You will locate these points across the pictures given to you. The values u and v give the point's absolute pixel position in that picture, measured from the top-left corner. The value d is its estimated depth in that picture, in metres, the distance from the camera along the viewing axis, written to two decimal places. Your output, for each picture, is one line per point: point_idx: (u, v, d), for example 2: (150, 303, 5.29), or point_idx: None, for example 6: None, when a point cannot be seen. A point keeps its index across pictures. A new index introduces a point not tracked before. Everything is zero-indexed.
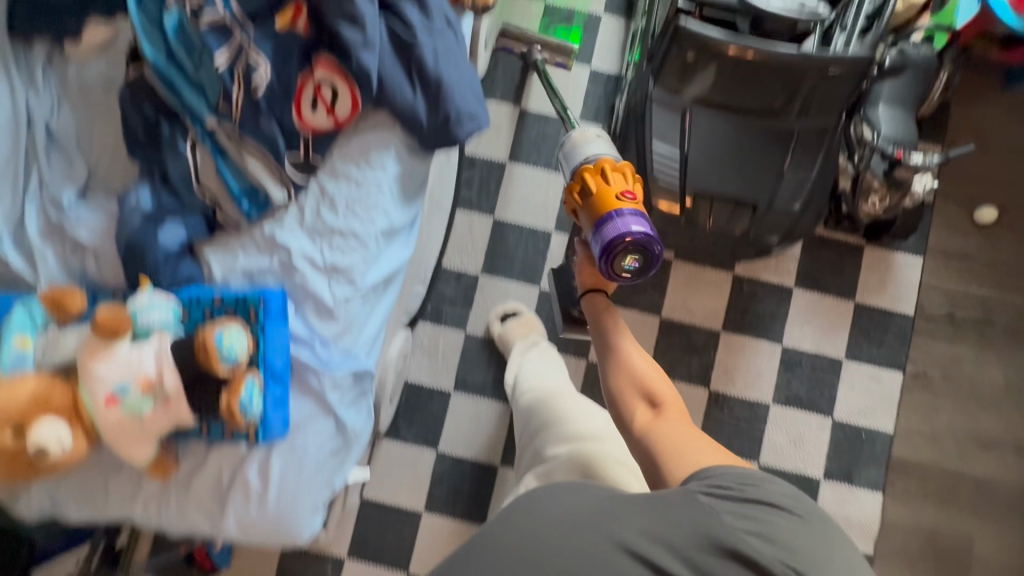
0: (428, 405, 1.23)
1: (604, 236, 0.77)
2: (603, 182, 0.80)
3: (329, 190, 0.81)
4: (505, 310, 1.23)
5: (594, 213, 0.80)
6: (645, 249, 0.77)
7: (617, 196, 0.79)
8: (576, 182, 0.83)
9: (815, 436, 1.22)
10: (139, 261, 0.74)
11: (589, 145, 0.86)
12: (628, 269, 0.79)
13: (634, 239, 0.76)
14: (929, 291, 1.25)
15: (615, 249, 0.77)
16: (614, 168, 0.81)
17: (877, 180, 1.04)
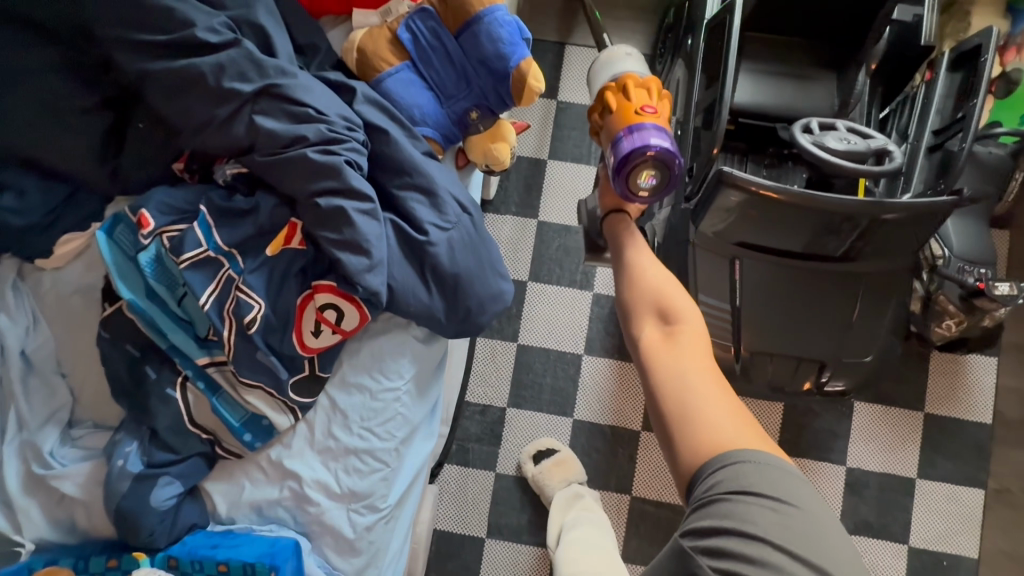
0: (460, 554, 1.13)
1: (617, 144, 0.65)
2: (625, 98, 0.69)
3: (341, 405, 0.71)
4: (538, 449, 1.12)
5: (612, 129, 0.68)
6: (665, 163, 0.64)
7: (636, 109, 0.67)
8: (597, 102, 0.72)
9: (891, 567, 1.10)
10: (130, 527, 0.64)
11: (618, 63, 0.78)
12: (645, 186, 0.66)
13: (655, 153, 0.64)
14: (1007, 395, 1.12)
15: (627, 161, 0.64)
16: (640, 84, 0.70)
17: (953, 304, 0.92)
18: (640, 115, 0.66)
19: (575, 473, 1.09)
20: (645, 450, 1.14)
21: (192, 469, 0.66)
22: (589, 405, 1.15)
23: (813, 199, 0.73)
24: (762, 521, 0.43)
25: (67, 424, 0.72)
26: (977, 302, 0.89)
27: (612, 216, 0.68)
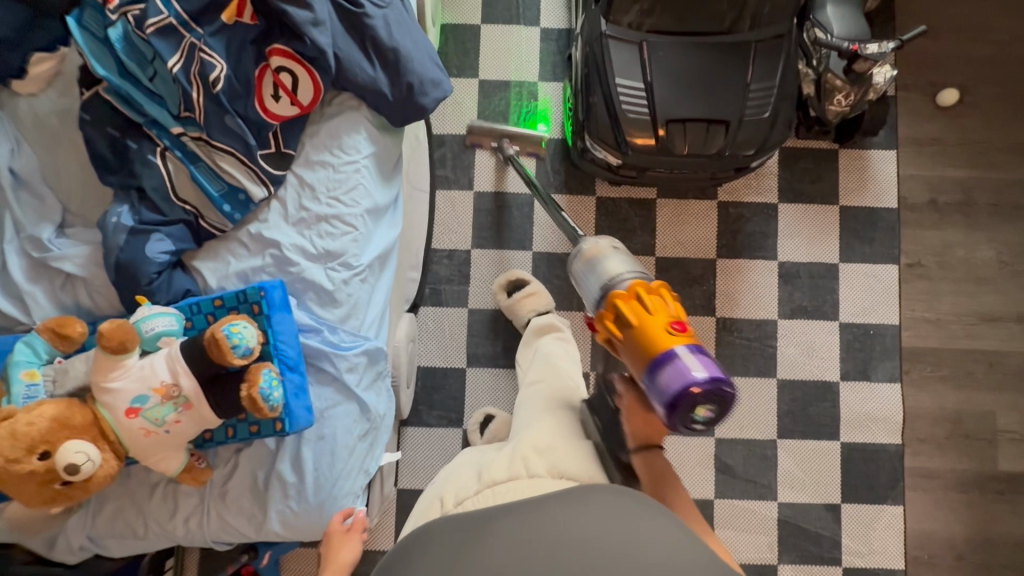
0: (445, 386, 1.23)
1: (662, 379, 0.63)
2: (644, 313, 0.68)
3: (308, 180, 0.81)
4: (509, 281, 1.20)
5: (639, 352, 0.66)
6: (716, 397, 0.62)
7: (665, 325, 0.66)
8: (607, 312, 0.71)
9: (827, 341, 1.24)
10: (132, 280, 0.73)
11: (607, 259, 0.77)
12: (699, 421, 0.63)
13: (705, 388, 0.61)
14: (909, 181, 1.27)
15: (681, 401, 0.61)
16: (656, 297, 0.69)
17: (839, 79, 1.06)
18: (674, 336, 0.66)
19: (543, 304, 1.17)
20: None
21: (179, 234, 0.75)
22: (545, 238, 1.26)
23: None
24: None
25: (59, 226, 0.80)
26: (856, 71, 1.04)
27: (640, 454, 0.68)
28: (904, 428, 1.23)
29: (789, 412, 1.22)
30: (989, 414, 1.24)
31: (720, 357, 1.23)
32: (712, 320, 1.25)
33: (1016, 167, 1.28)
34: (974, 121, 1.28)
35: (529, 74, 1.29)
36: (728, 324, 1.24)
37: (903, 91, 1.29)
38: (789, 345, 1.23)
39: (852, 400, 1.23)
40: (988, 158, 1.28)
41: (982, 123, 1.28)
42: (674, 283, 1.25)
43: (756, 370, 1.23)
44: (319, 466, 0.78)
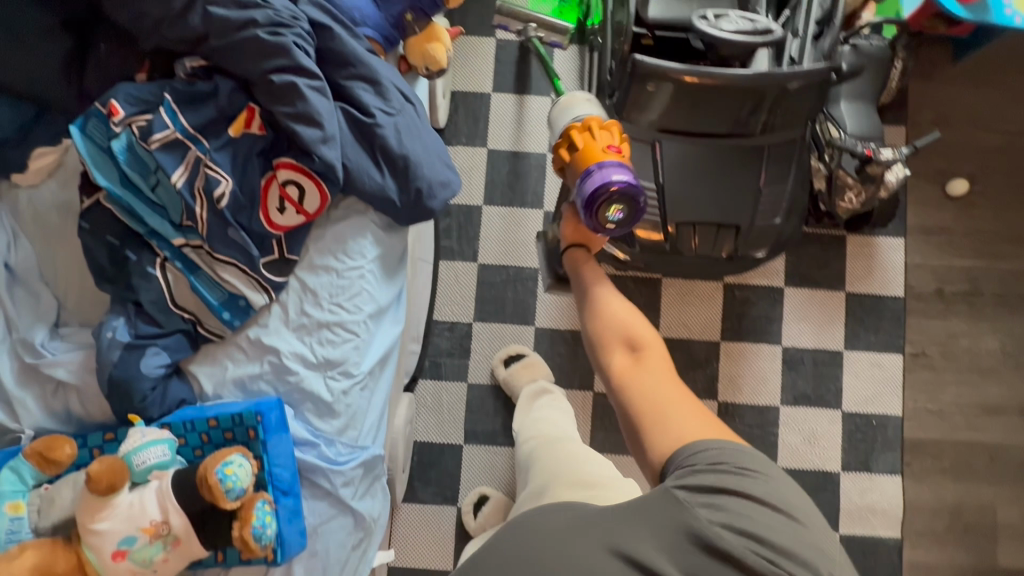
0: (441, 461, 1.21)
1: (591, 180, 0.71)
2: (589, 137, 0.75)
3: (311, 285, 0.79)
4: (509, 354, 1.21)
5: (578, 168, 0.74)
6: (631, 204, 0.71)
7: (602, 148, 0.73)
8: (562, 144, 0.77)
9: (829, 431, 1.22)
10: (125, 394, 0.71)
11: (578, 107, 0.82)
12: (610, 221, 0.72)
13: (619, 188, 0.70)
14: (915, 269, 1.26)
15: (597, 198, 0.70)
16: (601, 126, 0.75)
17: (851, 177, 1.05)
18: (603, 155, 0.73)
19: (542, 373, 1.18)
20: None
21: (177, 344, 0.73)
22: (548, 313, 1.24)
23: (721, 75, 0.84)
24: (758, 490, 0.50)
25: (54, 325, 0.78)
26: (869, 171, 1.03)
27: (573, 250, 0.73)
28: (904, 522, 1.21)
29: None
30: (990, 509, 1.23)
31: None
32: (714, 404, 1.23)
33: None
34: (983, 211, 1.27)
35: (539, 145, 1.28)
36: (729, 408, 1.22)
37: (913, 178, 1.28)
38: (790, 433, 1.22)
39: (852, 491, 1.21)
40: (995, 248, 1.27)
41: (991, 213, 1.28)
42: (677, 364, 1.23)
43: None
44: None
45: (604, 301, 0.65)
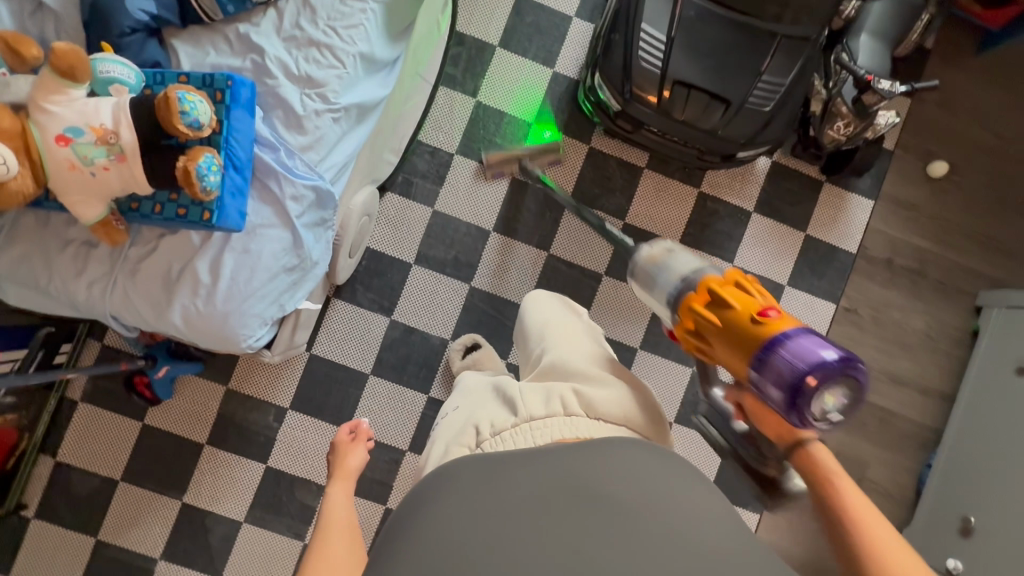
0: (387, 274, 1.24)
1: (777, 365, 0.60)
2: (734, 298, 0.67)
3: (312, 2, 0.80)
4: None
5: (745, 350, 0.64)
6: (845, 378, 0.59)
7: (746, 320, 0.64)
8: (685, 319, 0.72)
9: None
10: (106, 28, 0.72)
11: (667, 264, 0.78)
12: (827, 408, 0.60)
13: (822, 373, 0.58)
14: (875, 234, 1.32)
15: (802, 394, 0.59)
16: (745, 279, 0.68)
17: (846, 107, 1.09)
18: (762, 321, 0.63)
19: None
20: (568, 217, 1.27)
21: (167, 4, 0.75)
22: None
23: None
24: None
25: None
26: (865, 104, 1.06)
27: (806, 447, 0.64)
28: None
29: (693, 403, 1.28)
30: (865, 464, 1.33)
31: (649, 333, 1.28)
32: None
33: (975, 255, 1.33)
34: (953, 200, 1.33)
35: (569, 5, 1.28)
36: None
37: (901, 151, 1.32)
38: None
39: None
40: (953, 237, 1.33)
41: (960, 204, 1.33)
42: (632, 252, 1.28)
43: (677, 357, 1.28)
44: (236, 277, 0.79)
45: (842, 500, 0.59)
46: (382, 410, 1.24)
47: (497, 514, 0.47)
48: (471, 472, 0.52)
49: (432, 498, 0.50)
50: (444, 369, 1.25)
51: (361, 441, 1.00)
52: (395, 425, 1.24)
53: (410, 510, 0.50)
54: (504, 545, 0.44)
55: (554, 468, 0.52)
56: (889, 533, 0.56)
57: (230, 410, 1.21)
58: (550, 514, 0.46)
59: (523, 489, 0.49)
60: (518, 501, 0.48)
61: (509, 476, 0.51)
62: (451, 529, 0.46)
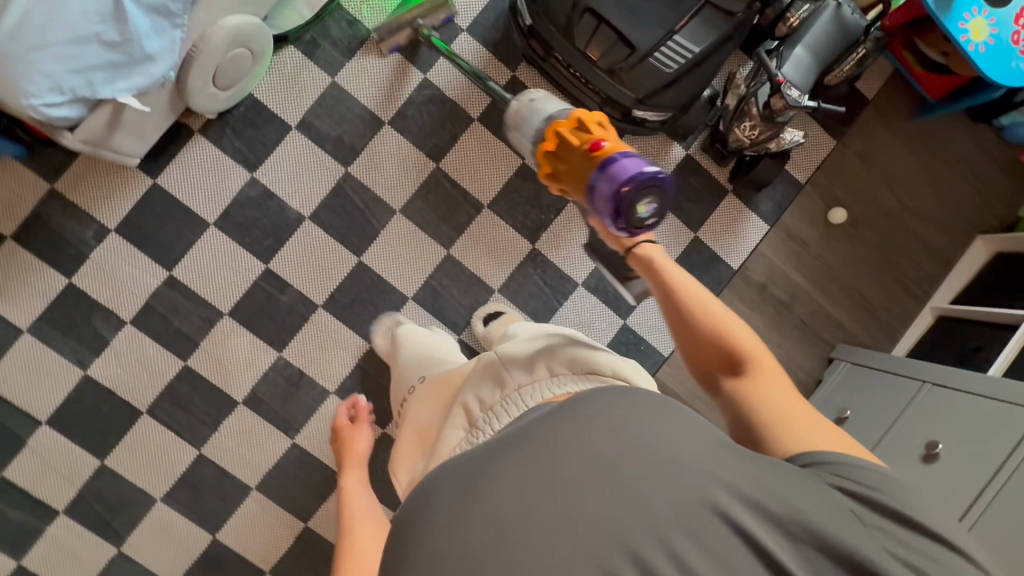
0: (263, 129, 1.16)
1: (601, 195, 0.69)
2: (579, 132, 0.75)
3: None
4: (488, 312, 1.21)
5: (580, 180, 0.74)
6: (652, 188, 0.69)
7: (583, 156, 0.73)
8: (544, 164, 0.80)
9: (602, 329, 1.28)
10: None
11: (545, 104, 0.89)
12: (643, 217, 0.69)
13: (637, 181, 0.68)
14: (759, 258, 1.33)
15: (621, 208, 0.67)
16: (588, 119, 0.75)
17: (756, 108, 1.07)
18: (594, 153, 0.71)
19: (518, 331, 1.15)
20: (468, 137, 1.22)
21: None
22: (444, 74, 1.21)
23: None
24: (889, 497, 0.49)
25: None
26: (772, 109, 1.04)
27: (636, 252, 0.68)
28: None
29: None
30: None
31: (510, 278, 1.25)
32: (528, 247, 1.25)
33: (841, 306, 1.36)
34: (840, 250, 1.35)
35: None
36: (537, 258, 1.25)
37: (810, 186, 1.33)
38: (570, 309, 1.26)
39: None
40: (828, 282, 1.36)
41: (844, 256, 1.36)
42: (521, 194, 1.24)
43: (530, 311, 1.25)
44: (34, 14, 0.74)
45: (697, 289, 0.63)
46: (213, 265, 1.16)
47: (511, 514, 0.47)
48: (455, 491, 0.51)
49: (422, 512, 0.52)
50: (292, 245, 1.18)
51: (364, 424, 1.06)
52: (221, 284, 1.17)
53: (415, 518, 0.52)
54: (507, 527, 0.47)
55: (526, 468, 0.49)
56: (731, 317, 0.61)
57: (48, 212, 1.12)
58: (537, 494, 0.48)
59: (518, 481, 0.49)
60: (511, 499, 0.48)
61: (494, 480, 0.50)
62: (455, 532, 0.48)
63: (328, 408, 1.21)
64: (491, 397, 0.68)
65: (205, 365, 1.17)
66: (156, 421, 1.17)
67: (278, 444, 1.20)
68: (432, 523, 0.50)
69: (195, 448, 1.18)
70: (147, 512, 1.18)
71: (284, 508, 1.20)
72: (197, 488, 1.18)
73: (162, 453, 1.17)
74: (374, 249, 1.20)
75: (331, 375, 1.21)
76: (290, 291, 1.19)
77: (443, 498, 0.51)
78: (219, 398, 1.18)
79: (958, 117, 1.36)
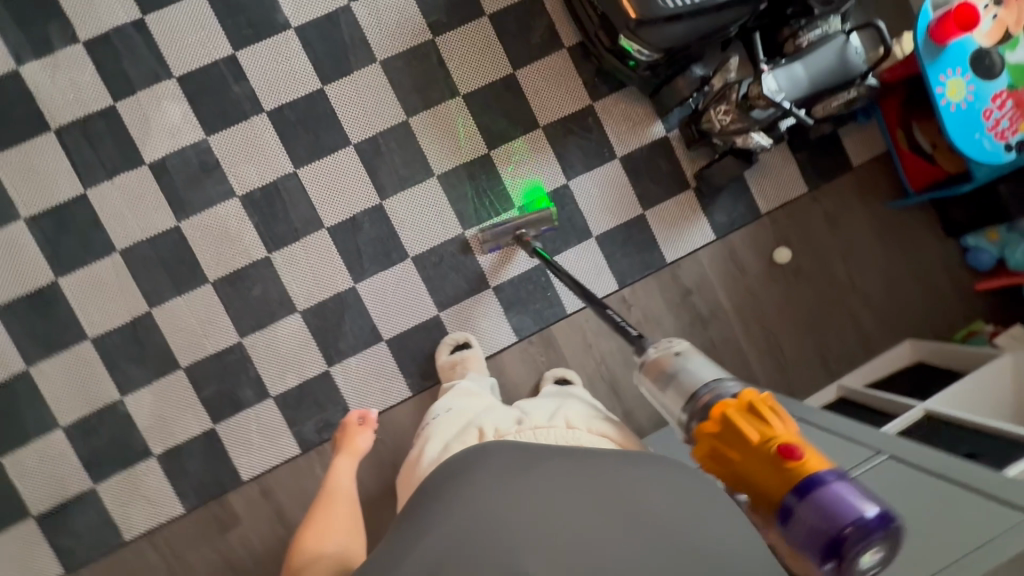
0: None
1: (805, 519, 0.56)
2: (752, 423, 0.63)
3: None
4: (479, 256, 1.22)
5: (764, 495, 0.61)
6: (883, 535, 0.55)
7: (766, 455, 0.61)
8: (703, 444, 0.66)
9: (517, 258, 1.25)
10: None
11: (690, 361, 0.72)
12: (865, 564, 0.55)
13: (855, 522, 0.54)
14: (694, 262, 1.30)
15: (839, 551, 0.55)
16: (757, 404, 0.64)
17: (734, 95, 1.08)
18: (787, 461, 0.59)
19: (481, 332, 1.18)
20: (473, 28, 1.24)
21: None
22: None
23: None
24: None
25: None
26: (749, 97, 1.05)
27: None
28: None
29: (439, 255, 1.23)
30: None
31: (454, 172, 1.24)
32: (483, 152, 1.25)
33: (753, 346, 1.32)
34: (774, 291, 1.33)
35: None
36: (486, 164, 1.24)
37: (768, 218, 1.32)
38: (495, 225, 1.24)
39: (479, 305, 1.24)
40: (750, 318, 1.32)
41: (775, 299, 1.33)
42: (498, 100, 1.25)
43: (458, 210, 1.24)
44: None
45: None
46: (184, 28, 1.16)
47: (550, 511, 0.55)
48: (504, 460, 0.60)
49: (469, 471, 0.60)
50: (267, 45, 1.18)
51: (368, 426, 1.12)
52: (184, 48, 1.16)
53: (452, 477, 0.60)
54: (546, 531, 0.54)
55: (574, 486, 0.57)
56: None
57: None
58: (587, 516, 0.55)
59: (556, 489, 0.57)
60: (547, 497, 0.56)
61: (539, 478, 0.58)
62: (488, 498, 0.56)
63: (225, 209, 1.18)
64: (507, 430, 0.83)
65: (130, 114, 1.15)
66: (59, 143, 1.14)
67: (162, 220, 1.16)
68: (470, 479, 0.59)
69: (82, 186, 1.15)
70: (4, 225, 1.13)
71: (139, 281, 1.16)
72: (65, 224, 1.15)
73: (49, 176, 1.14)
74: (341, 85, 1.21)
75: (243, 179, 1.18)
76: (244, 85, 1.18)
77: (479, 467, 0.60)
78: (128, 152, 1.16)
79: (932, 220, 1.36)
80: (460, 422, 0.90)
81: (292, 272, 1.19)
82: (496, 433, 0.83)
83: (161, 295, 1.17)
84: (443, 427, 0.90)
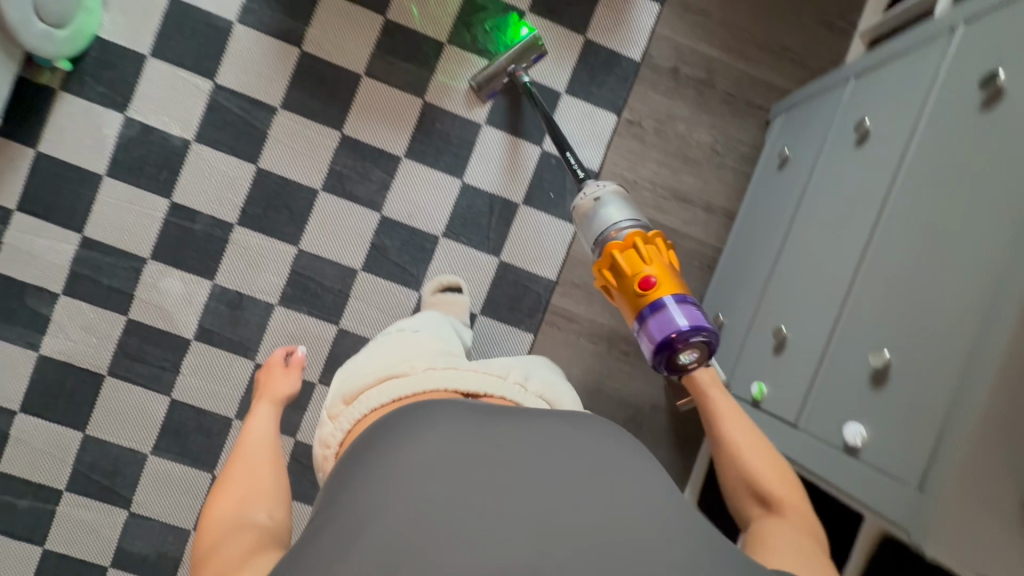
0: (121, 65, 1.14)
1: (649, 330, 0.85)
2: (649, 258, 0.88)
3: None
4: (443, 284, 1.19)
5: (634, 306, 0.88)
6: (697, 342, 0.84)
7: (640, 287, 0.87)
8: (604, 272, 0.91)
9: (523, 163, 1.23)
10: None
11: (607, 207, 0.94)
12: (687, 363, 0.86)
13: (683, 337, 0.83)
14: (659, 41, 1.23)
15: (671, 351, 0.84)
16: (644, 250, 0.88)
17: None
18: (649, 292, 0.86)
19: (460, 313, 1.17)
20: (321, 11, 1.17)
21: None
22: None
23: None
24: None
25: None
26: None
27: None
28: (563, 268, 1.25)
29: (461, 214, 1.22)
30: None
31: (414, 139, 1.20)
32: (420, 104, 1.20)
33: (764, 65, 1.26)
34: (743, 7, 1.25)
35: None
36: (432, 112, 1.20)
37: None
38: (481, 153, 1.21)
39: (523, 223, 1.23)
40: (744, 47, 1.25)
41: (751, 10, 1.25)
42: (396, 50, 1.19)
43: (443, 167, 1.21)
44: None
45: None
46: (119, 215, 1.15)
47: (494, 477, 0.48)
48: (435, 437, 0.52)
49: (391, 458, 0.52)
50: (188, 172, 1.16)
51: (295, 368, 0.92)
52: (134, 232, 1.16)
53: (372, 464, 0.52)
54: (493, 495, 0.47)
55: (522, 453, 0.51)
56: None
57: None
58: (531, 492, 0.47)
59: (496, 453, 0.50)
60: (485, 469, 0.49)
61: (507, 432, 0.54)
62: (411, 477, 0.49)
63: (278, 323, 1.20)
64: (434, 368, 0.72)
65: (146, 314, 1.17)
66: (119, 378, 1.18)
67: (243, 369, 1.20)
68: (400, 455, 0.51)
69: (165, 394, 1.19)
70: (142, 469, 1.19)
71: None
72: (181, 433, 1.20)
73: (137, 409, 1.18)
74: (268, 150, 1.17)
75: (269, 288, 1.19)
76: (202, 218, 1.17)
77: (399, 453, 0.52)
78: (171, 342, 1.18)
79: None
80: (405, 349, 0.78)
81: (368, 324, 1.21)
82: (438, 368, 0.72)
83: (292, 422, 1.21)
84: (386, 351, 0.78)
